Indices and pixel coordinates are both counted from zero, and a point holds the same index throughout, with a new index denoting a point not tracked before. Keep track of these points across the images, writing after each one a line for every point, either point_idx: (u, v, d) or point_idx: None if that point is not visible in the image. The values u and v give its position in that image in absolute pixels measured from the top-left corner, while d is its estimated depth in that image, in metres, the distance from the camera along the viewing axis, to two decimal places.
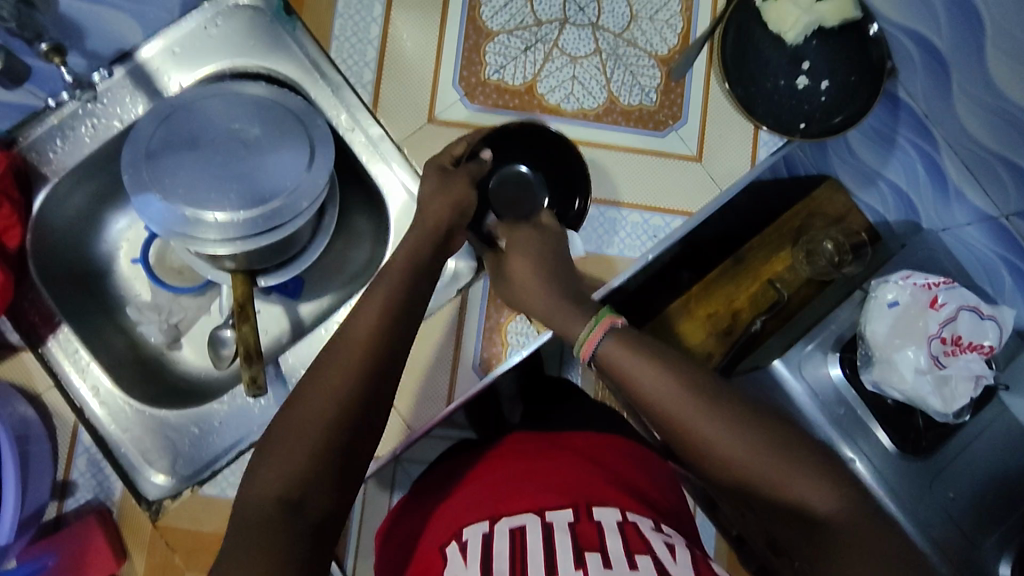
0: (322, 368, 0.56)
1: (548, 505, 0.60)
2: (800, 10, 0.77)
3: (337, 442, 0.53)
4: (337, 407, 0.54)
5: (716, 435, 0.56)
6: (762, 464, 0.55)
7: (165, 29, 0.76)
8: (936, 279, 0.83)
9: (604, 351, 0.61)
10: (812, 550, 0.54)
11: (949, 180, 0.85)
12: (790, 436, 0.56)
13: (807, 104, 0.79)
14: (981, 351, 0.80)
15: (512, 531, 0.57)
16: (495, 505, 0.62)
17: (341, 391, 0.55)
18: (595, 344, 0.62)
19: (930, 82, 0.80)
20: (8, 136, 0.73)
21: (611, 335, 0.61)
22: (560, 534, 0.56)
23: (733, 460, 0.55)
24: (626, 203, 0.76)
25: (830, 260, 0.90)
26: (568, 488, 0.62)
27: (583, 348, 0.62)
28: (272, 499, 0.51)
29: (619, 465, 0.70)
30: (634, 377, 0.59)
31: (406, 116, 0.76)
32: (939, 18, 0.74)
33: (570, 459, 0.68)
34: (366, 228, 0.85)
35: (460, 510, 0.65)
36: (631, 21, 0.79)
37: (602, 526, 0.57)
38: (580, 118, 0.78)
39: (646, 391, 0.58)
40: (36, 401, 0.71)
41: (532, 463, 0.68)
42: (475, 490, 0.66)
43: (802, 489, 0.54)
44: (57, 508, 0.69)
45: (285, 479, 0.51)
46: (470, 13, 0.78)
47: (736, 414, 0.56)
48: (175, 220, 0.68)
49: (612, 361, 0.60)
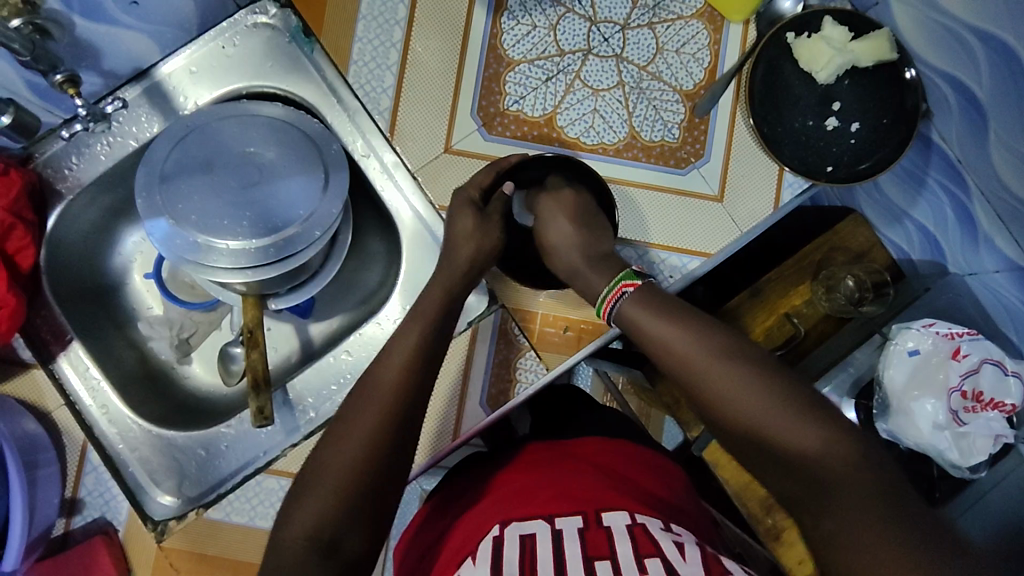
0: (344, 420, 0.57)
1: (562, 511, 0.58)
2: (834, 50, 0.74)
3: (361, 491, 0.54)
4: (357, 459, 0.54)
5: (722, 388, 0.57)
6: (769, 415, 0.56)
7: (184, 48, 0.75)
8: (959, 329, 0.79)
9: (621, 307, 0.64)
10: (814, 505, 0.52)
11: (979, 227, 0.80)
12: (803, 397, 0.56)
13: (835, 146, 0.76)
14: (1004, 410, 0.77)
15: (522, 537, 0.55)
16: (510, 509, 0.61)
17: (362, 443, 0.55)
18: (612, 305, 0.65)
19: (965, 128, 0.76)
20: (24, 152, 0.73)
21: (629, 296, 0.64)
22: (570, 543, 0.54)
23: (740, 411, 0.56)
24: (653, 242, 0.75)
25: (850, 297, 0.88)
26: (576, 495, 0.60)
27: (603, 308, 0.66)
28: (302, 539, 0.52)
29: (635, 472, 0.67)
30: (648, 329, 0.62)
31: (423, 145, 0.75)
32: (979, 65, 0.71)
33: (582, 465, 0.66)
34: (379, 249, 0.84)
35: (468, 521, 0.63)
36: (656, 54, 0.78)
37: (610, 531, 0.55)
38: (599, 152, 0.76)
39: (658, 342, 0.61)
40: (46, 417, 0.74)
41: (549, 472, 0.65)
42: (496, 500, 0.64)
43: (809, 441, 0.54)
44: (65, 525, 0.72)
45: (314, 520, 0.52)
46: (491, 41, 0.77)
47: (749, 372, 0.58)
48: (186, 247, 0.68)
49: (628, 315, 0.63)
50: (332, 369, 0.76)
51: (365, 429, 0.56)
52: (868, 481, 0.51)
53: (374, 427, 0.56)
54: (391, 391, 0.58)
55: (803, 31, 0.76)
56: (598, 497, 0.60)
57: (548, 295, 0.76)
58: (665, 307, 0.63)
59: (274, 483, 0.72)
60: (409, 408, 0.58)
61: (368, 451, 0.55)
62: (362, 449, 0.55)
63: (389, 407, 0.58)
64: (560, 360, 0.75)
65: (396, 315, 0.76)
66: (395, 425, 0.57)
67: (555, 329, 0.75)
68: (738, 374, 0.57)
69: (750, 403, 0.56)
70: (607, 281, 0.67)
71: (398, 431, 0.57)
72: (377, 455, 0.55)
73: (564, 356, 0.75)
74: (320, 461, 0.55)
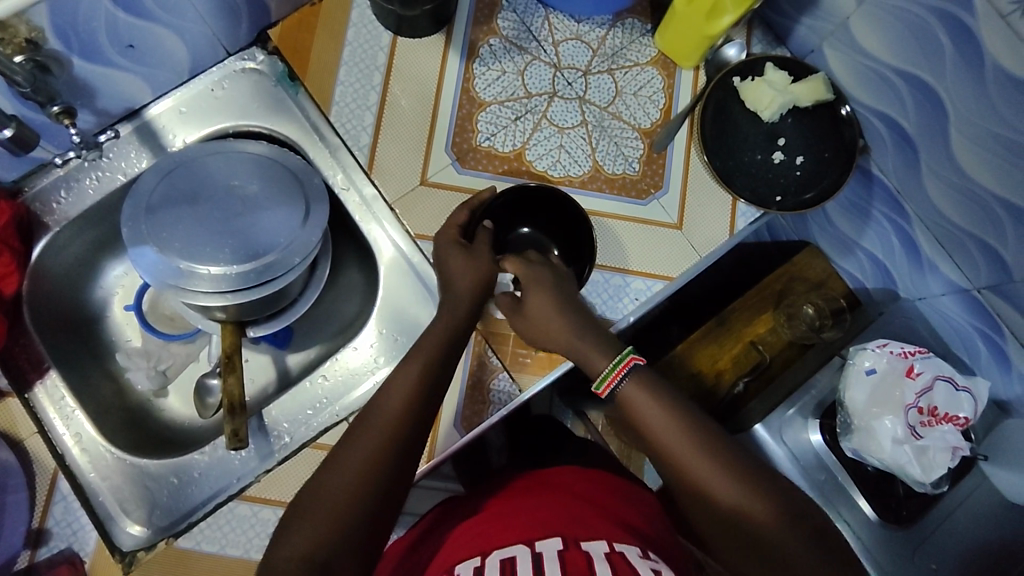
0: (343, 446, 0.58)
1: (538, 535, 0.60)
2: (775, 91, 0.82)
3: (356, 517, 0.54)
4: (358, 477, 0.56)
5: (723, 489, 0.57)
6: (769, 532, 0.55)
7: (173, 91, 0.81)
8: (911, 348, 0.84)
9: (624, 389, 0.63)
10: None
11: (922, 253, 0.85)
12: (793, 499, 0.57)
13: (783, 177, 0.82)
14: (957, 423, 0.81)
15: (501, 563, 0.56)
16: (484, 540, 0.61)
17: (361, 463, 0.56)
18: (614, 384, 0.63)
19: (901, 162, 0.82)
20: (15, 185, 0.77)
21: (631, 375, 0.63)
22: (548, 563, 0.55)
23: (748, 520, 0.55)
24: (633, 270, 0.80)
25: (811, 324, 0.93)
26: (554, 522, 0.62)
27: (602, 384, 0.64)
28: (297, 557, 0.51)
29: (608, 500, 0.68)
30: (643, 416, 0.61)
31: (400, 178, 0.80)
32: (905, 102, 0.78)
33: (555, 492, 0.68)
34: (356, 281, 0.87)
35: (446, 548, 0.64)
36: (615, 96, 0.84)
37: (590, 554, 0.56)
38: (566, 184, 0.81)
39: (657, 432, 0.60)
40: (19, 447, 0.72)
41: (527, 499, 0.67)
42: (476, 527, 0.64)
43: (801, 560, 0.53)
44: (28, 557, 0.69)
45: (310, 538, 0.52)
46: (464, 85, 0.83)
47: (759, 482, 0.57)
48: (169, 272, 0.71)
49: (631, 402, 0.62)
50: (308, 394, 0.78)
51: (363, 447, 0.57)
52: None
53: (376, 443, 0.58)
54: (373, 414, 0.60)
55: (747, 75, 0.83)
56: (580, 526, 0.61)
57: None
58: (665, 397, 0.62)
59: (247, 509, 0.71)
60: (398, 426, 0.59)
61: (372, 466, 0.56)
62: (362, 474, 0.56)
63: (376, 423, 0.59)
64: (534, 381, 0.78)
65: (372, 340, 0.79)
66: (380, 433, 0.58)
67: (527, 350, 0.78)
68: (731, 471, 0.57)
69: (757, 513, 0.56)
70: (611, 357, 0.65)
71: (403, 443, 0.59)
72: (374, 480, 0.56)
73: (539, 376, 0.78)
74: (318, 483, 0.56)
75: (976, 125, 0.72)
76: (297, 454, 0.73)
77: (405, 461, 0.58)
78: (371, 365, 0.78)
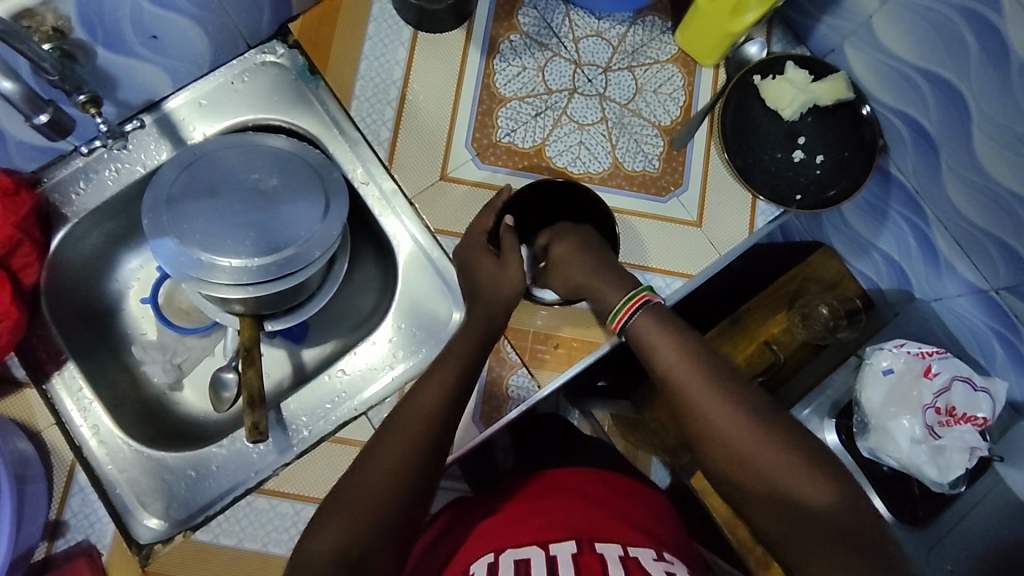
0: (376, 443, 0.58)
1: (552, 539, 0.59)
2: (796, 90, 0.82)
3: (389, 513, 0.54)
4: (392, 476, 0.56)
5: (713, 407, 0.61)
6: (766, 450, 0.58)
7: (193, 84, 0.81)
8: (929, 348, 0.84)
9: (634, 323, 0.68)
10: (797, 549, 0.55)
11: (940, 253, 0.85)
12: (785, 425, 0.60)
13: (802, 176, 0.83)
14: (976, 423, 0.80)
15: (516, 564, 0.56)
16: (499, 539, 0.61)
17: (394, 462, 0.56)
18: (628, 316, 0.68)
19: (920, 162, 0.82)
20: (34, 176, 0.76)
21: (643, 310, 0.68)
22: (563, 566, 0.55)
23: (739, 439, 0.59)
24: (652, 266, 0.79)
25: (825, 325, 0.93)
26: (568, 523, 0.61)
27: (617, 317, 0.69)
28: (330, 555, 0.51)
29: (624, 504, 0.67)
30: (653, 346, 0.66)
31: (420, 173, 0.80)
32: (927, 102, 0.78)
33: (570, 495, 0.67)
34: (373, 276, 0.87)
35: (465, 548, 0.63)
36: (635, 93, 0.84)
37: (604, 558, 0.56)
38: (586, 180, 0.81)
39: (664, 359, 0.65)
40: (36, 437, 0.72)
41: (541, 501, 0.66)
42: (489, 529, 0.64)
43: (796, 477, 0.57)
44: (46, 549, 0.69)
45: (344, 535, 0.52)
46: (484, 80, 0.83)
47: (750, 404, 0.61)
48: (188, 263, 0.70)
49: (641, 331, 0.67)
50: (327, 388, 0.77)
51: (397, 445, 0.57)
52: (860, 532, 0.54)
53: (408, 443, 0.58)
54: (406, 413, 0.60)
55: (768, 73, 0.83)
56: (595, 529, 0.61)
57: (547, 315, 0.79)
58: (674, 330, 0.66)
59: (265, 503, 0.70)
60: (431, 425, 0.59)
61: (404, 464, 0.56)
62: (389, 477, 0.55)
63: (410, 421, 0.59)
64: (552, 377, 0.78)
65: (389, 335, 0.79)
66: (415, 432, 0.58)
67: (546, 346, 0.78)
68: (735, 397, 0.61)
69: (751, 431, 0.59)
70: (621, 295, 0.70)
71: (433, 443, 0.58)
72: (408, 478, 0.56)
73: (557, 372, 0.78)
74: (348, 484, 0.56)
75: (999, 125, 0.72)
76: (316, 447, 0.73)
77: (434, 455, 0.58)
78: (388, 360, 0.78)
